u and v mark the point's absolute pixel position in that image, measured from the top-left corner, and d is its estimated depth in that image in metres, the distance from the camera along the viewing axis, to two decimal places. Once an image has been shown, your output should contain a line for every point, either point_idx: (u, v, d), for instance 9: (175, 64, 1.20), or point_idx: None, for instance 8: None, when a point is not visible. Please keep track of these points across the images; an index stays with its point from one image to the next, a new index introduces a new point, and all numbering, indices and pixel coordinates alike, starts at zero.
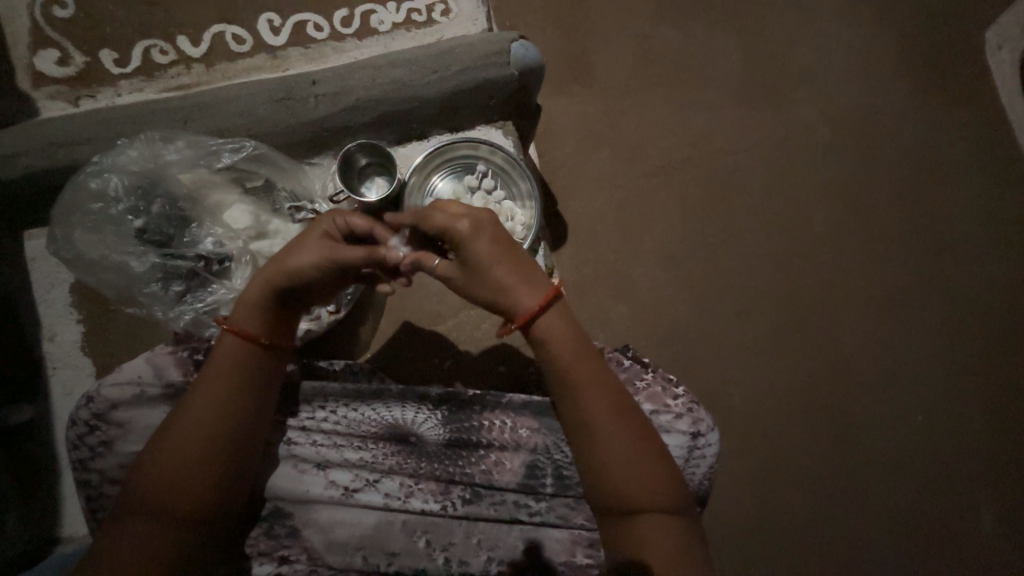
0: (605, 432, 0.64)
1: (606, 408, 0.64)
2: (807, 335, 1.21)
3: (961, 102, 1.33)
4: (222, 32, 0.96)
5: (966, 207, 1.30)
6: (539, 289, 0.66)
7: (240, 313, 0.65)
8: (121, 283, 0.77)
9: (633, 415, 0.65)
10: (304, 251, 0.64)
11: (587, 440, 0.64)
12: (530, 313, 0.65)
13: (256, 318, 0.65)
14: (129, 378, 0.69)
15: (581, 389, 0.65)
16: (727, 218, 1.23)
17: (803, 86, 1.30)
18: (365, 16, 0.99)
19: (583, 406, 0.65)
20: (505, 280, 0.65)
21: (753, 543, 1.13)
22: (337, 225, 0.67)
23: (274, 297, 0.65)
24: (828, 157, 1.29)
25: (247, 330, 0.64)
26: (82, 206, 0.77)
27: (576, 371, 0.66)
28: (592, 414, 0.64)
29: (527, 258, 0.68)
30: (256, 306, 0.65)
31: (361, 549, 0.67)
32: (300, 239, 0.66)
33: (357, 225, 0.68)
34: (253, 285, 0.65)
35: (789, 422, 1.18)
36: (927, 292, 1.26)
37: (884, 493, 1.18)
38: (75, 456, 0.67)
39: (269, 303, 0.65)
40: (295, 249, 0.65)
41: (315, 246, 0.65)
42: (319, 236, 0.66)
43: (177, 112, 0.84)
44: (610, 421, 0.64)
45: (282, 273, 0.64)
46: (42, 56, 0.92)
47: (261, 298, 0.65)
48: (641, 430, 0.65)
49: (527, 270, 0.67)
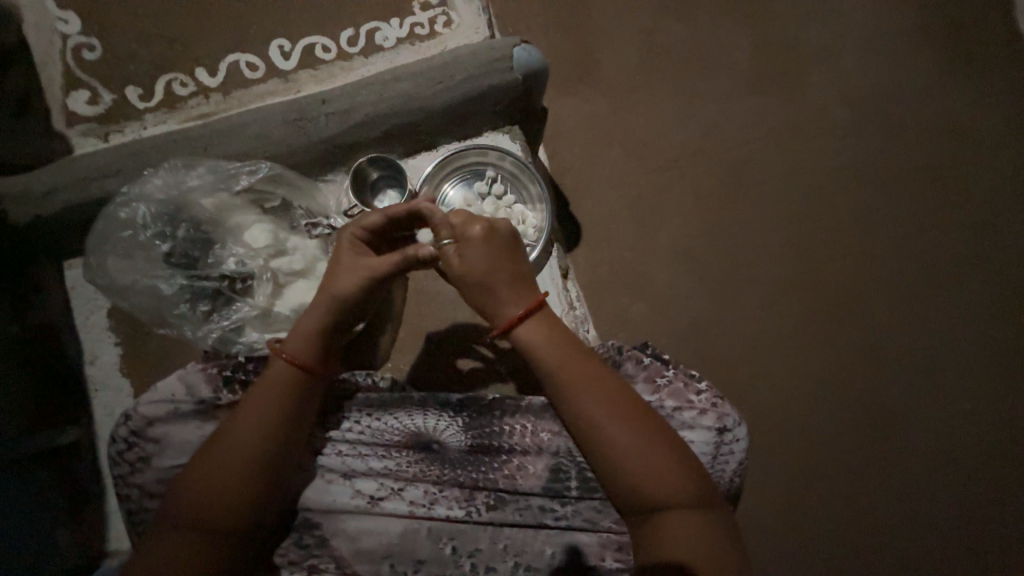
0: (606, 429, 0.62)
1: (603, 405, 0.63)
2: (839, 324, 1.17)
3: (990, 71, 1.26)
4: (237, 61, 1.00)
5: (1005, 181, 1.23)
6: (524, 297, 0.67)
7: (295, 340, 0.67)
8: (153, 305, 0.80)
9: (638, 412, 0.64)
10: (347, 276, 0.68)
11: (587, 439, 0.64)
12: (516, 318, 0.66)
13: (312, 349, 0.67)
14: (163, 396, 0.72)
15: (572, 389, 0.64)
16: (745, 209, 1.20)
17: (818, 68, 1.26)
18: (370, 34, 1.02)
19: (579, 406, 0.64)
20: (493, 288, 0.66)
21: (796, 553, 1.08)
22: (357, 233, 0.70)
23: (333, 323, 0.68)
24: (849, 139, 1.24)
25: (304, 359, 0.66)
26: (112, 235, 0.80)
27: (568, 372, 0.65)
28: (590, 413, 0.63)
29: (522, 262, 0.69)
30: (310, 336, 0.67)
31: (388, 557, 0.68)
32: (335, 264, 0.69)
33: (372, 223, 0.70)
34: (313, 320, 0.68)
35: (825, 415, 1.13)
36: (968, 272, 1.19)
37: (933, 493, 1.11)
38: (117, 471, 0.71)
39: (327, 330, 0.68)
40: (337, 275, 0.68)
41: (356, 268, 0.68)
42: (348, 249, 0.70)
43: (198, 141, 0.88)
44: (611, 417, 0.63)
45: (335, 297, 0.68)
46: (73, 96, 0.97)
47: (316, 327, 0.68)
48: (649, 426, 0.63)
49: (517, 275, 0.67)
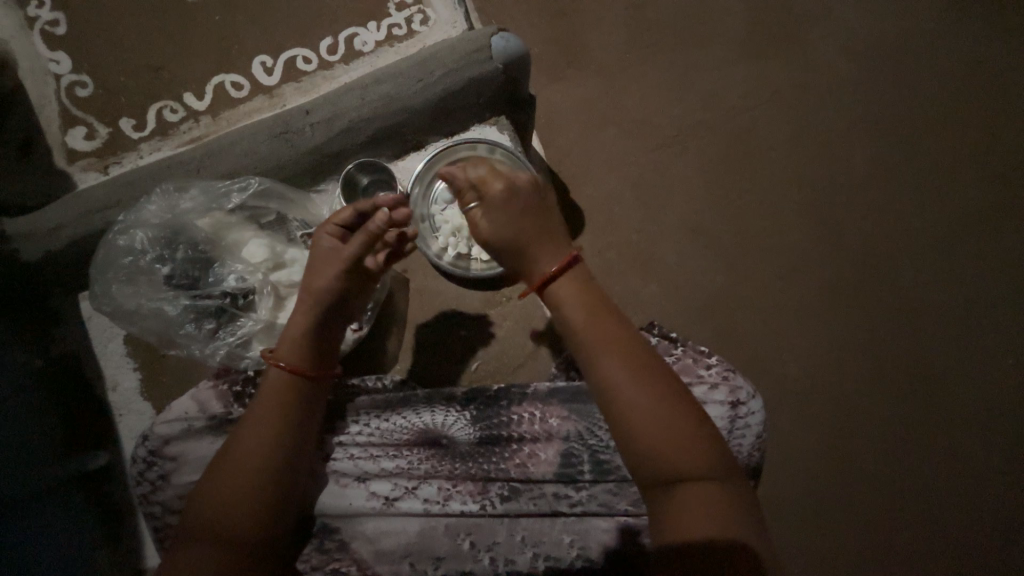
0: (624, 391, 0.59)
1: (628, 366, 0.59)
2: (859, 288, 1.12)
3: (990, 16, 1.22)
4: (222, 82, 1.01)
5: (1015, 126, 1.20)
6: (556, 255, 0.64)
7: (286, 345, 0.68)
8: (159, 327, 0.82)
9: (661, 376, 0.60)
10: (323, 271, 0.69)
11: (607, 402, 0.59)
12: (550, 273, 0.63)
13: (304, 352, 0.68)
14: (177, 414, 0.74)
15: (594, 349, 0.60)
16: (750, 178, 1.16)
17: (815, 24, 1.21)
18: (349, 41, 1.02)
19: (603, 368, 0.60)
20: (524, 239, 0.63)
21: (835, 529, 1.05)
22: (332, 230, 0.71)
23: (319, 325, 0.69)
24: (853, 95, 1.19)
25: (294, 363, 0.67)
26: (114, 262, 0.82)
27: (592, 335, 0.61)
28: (610, 375, 0.59)
29: (554, 220, 0.66)
30: (299, 338, 0.68)
31: (408, 556, 0.68)
32: (312, 263, 0.70)
33: (343, 218, 0.71)
34: (297, 323, 0.68)
35: (852, 382, 1.09)
36: (987, 224, 1.16)
37: (971, 457, 1.08)
38: (139, 490, 0.73)
39: (314, 333, 0.68)
40: (314, 273, 0.69)
41: (330, 261, 0.69)
42: (325, 248, 0.70)
43: (190, 164, 0.89)
44: (628, 377, 0.59)
45: (320, 300, 0.68)
46: (72, 134, 0.99)
47: (303, 328, 0.68)
48: (671, 391, 0.59)
49: (543, 232, 0.64)
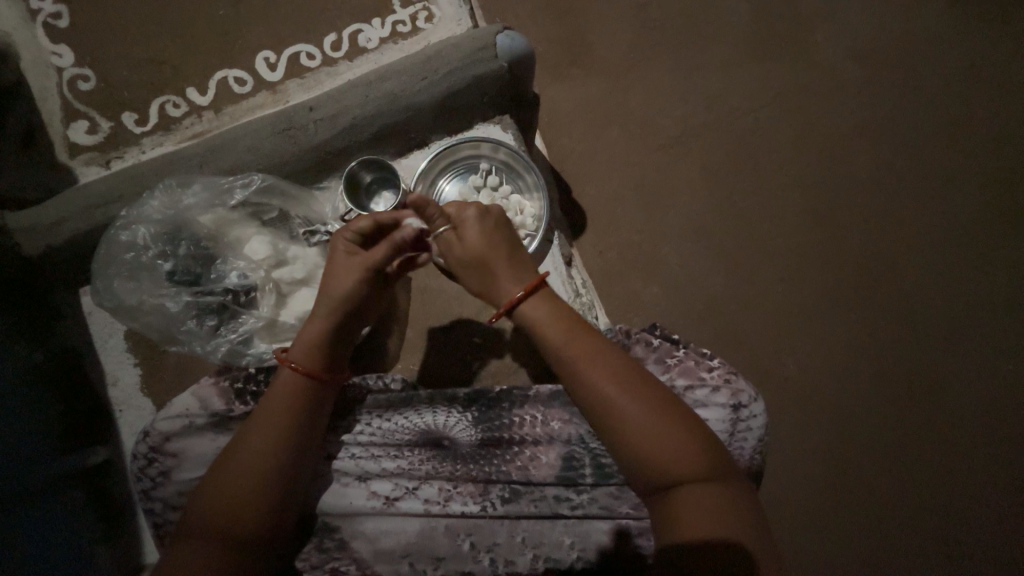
0: (615, 403, 0.58)
1: (610, 376, 0.59)
2: (861, 292, 1.12)
3: (997, 20, 1.22)
4: (225, 77, 1.01)
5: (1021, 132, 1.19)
6: (522, 278, 0.66)
7: (299, 348, 0.67)
8: (162, 324, 0.82)
9: (643, 381, 0.60)
10: (340, 278, 0.69)
11: (598, 415, 0.59)
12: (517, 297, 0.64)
13: (315, 354, 0.67)
14: (178, 412, 0.73)
15: (574, 362, 0.61)
16: (754, 180, 1.15)
17: (821, 26, 1.20)
18: (353, 37, 1.01)
19: (586, 382, 0.60)
20: (493, 264, 0.65)
21: (833, 532, 1.05)
22: (349, 238, 0.69)
23: (335, 329, 0.69)
24: (858, 98, 1.19)
25: (305, 366, 0.67)
26: (116, 257, 0.82)
27: (572, 349, 0.61)
28: (599, 387, 0.59)
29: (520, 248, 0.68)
30: (314, 341, 0.68)
31: (407, 556, 0.68)
32: (330, 269, 0.70)
33: (362, 226, 0.69)
34: (315, 328, 0.68)
35: (853, 386, 1.09)
36: (990, 230, 1.15)
37: (970, 463, 1.07)
38: (140, 487, 0.73)
39: (330, 337, 0.68)
40: (331, 279, 0.69)
41: (348, 269, 0.69)
42: (341, 255, 0.70)
43: (194, 159, 0.89)
44: (616, 387, 0.59)
45: (331, 302, 0.68)
46: (73, 128, 0.99)
47: (321, 332, 0.68)
48: (656, 395, 0.59)
49: (511, 257, 0.66)
